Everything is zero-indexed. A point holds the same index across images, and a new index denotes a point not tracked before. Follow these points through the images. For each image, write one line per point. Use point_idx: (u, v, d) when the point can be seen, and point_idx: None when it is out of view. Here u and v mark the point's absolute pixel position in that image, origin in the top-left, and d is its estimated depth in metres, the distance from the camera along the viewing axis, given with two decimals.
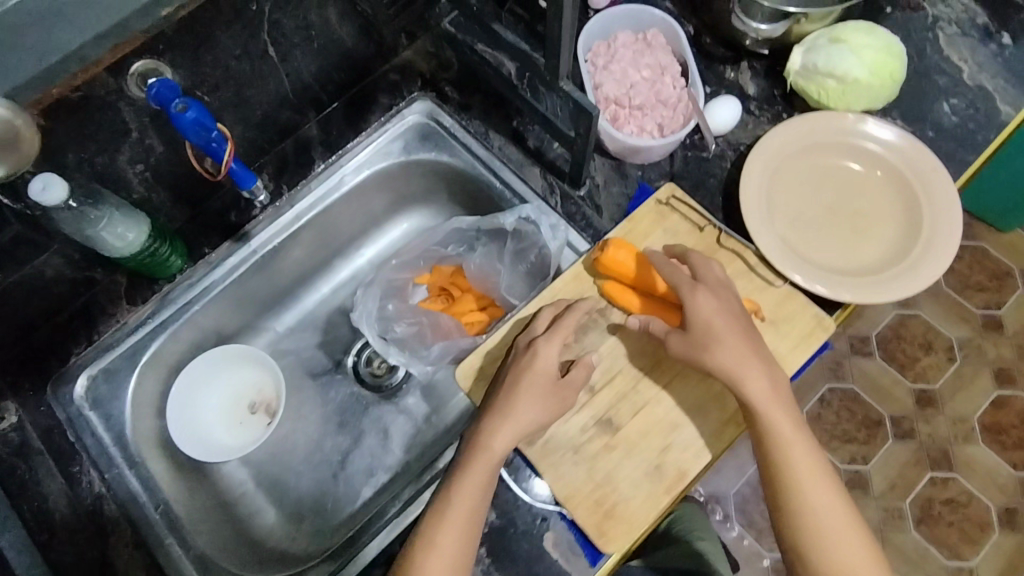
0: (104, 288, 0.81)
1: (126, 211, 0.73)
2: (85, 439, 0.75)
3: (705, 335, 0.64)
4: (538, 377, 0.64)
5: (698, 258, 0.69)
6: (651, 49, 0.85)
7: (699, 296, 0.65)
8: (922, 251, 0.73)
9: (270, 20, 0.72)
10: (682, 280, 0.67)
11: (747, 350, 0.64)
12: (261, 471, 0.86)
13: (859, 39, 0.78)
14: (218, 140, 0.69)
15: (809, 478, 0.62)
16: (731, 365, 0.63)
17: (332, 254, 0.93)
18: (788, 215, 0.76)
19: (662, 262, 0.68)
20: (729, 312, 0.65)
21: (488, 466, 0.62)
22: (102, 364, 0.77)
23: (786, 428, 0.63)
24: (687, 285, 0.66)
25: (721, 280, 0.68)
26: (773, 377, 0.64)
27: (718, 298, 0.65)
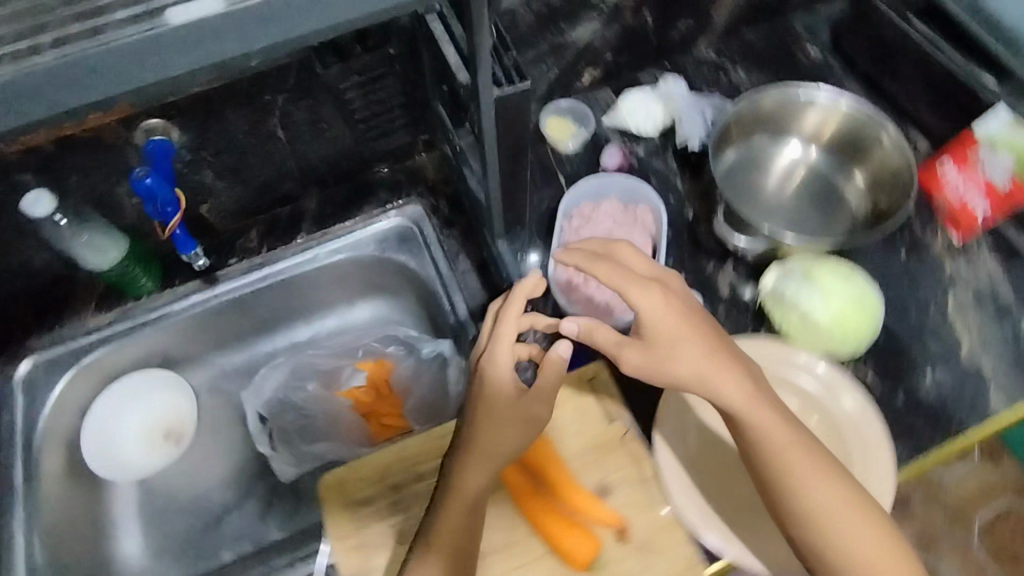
0: (83, 287, 0.87)
1: (111, 232, 0.81)
2: (4, 416, 0.83)
3: (659, 340, 0.58)
4: (496, 400, 0.64)
5: (618, 248, 0.64)
6: (631, 226, 0.85)
7: (644, 296, 0.59)
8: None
9: (280, 109, 0.79)
10: (615, 277, 0.60)
11: (712, 351, 0.58)
12: (149, 496, 0.89)
13: (832, 283, 0.75)
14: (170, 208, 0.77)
15: (812, 484, 0.57)
16: (689, 370, 0.57)
17: (294, 317, 0.96)
18: (702, 443, 0.72)
19: (590, 259, 0.61)
20: (682, 313, 0.59)
21: (465, 502, 0.63)
22: (49, 355, 0.86)
23: (781, 435, 0.58)
24: (622, 282, 0.59)
25: (652, 269, 0.63)
26: (743, 375, 0.59)
27: (666, 297, 0.59)
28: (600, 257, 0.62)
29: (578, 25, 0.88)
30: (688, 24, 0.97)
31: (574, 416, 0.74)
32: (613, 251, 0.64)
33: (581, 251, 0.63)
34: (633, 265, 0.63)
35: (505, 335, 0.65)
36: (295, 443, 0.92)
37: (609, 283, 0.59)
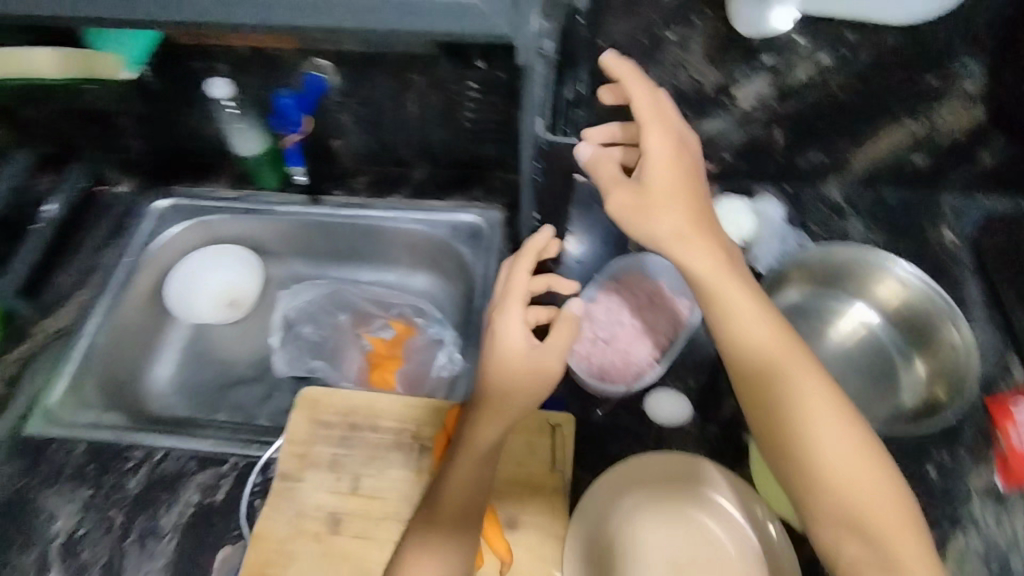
0: (228, 164, 1.08)
1: (260, 128, 0.99)
2: (130, 230, 1.03)
3: (659, 193, 0.62)
4: (511, 359, 0.62)
5: (658, 91, 0.67)
6: (659, 311, 0.88)
7: (656, 139, 0.63)
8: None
9: (419, 89, 0.92)
10: (655, 110, 0.65)
11: (695, 215, 0.62)
12: (193, 342, 1.07)
13: None
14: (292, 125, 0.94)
15: (777, 346, 0.59)
16: (675, 227, 0.61)
17: (365, 259, 1.11)
18: (623, 546, 0.71)
19: (644, 92, 0.65)
20: (683, 168, 0.63)
21: (477, 462, 0.65)
22: (181, 203, 1.06)
23: (755, 331, 0.60)
24: (646, 118, 0.64)
25: (678, 120, 0.66)
26: (696, 210, 0.62)
27: (682, 155, 0.64)
28: (642, 80, 0.66)
29: (703, 118, 0.93)
30: (820, 158, 0.99)
31: (522, 447, 0.78)
32: (664, 102, 0.66)
33: (633, 71, 0.67)
34: (658, 121, 0.64)
35: (517, 295, 0.64)
36: (301, 354, 1.05)
37: (638, 116, 0.64)
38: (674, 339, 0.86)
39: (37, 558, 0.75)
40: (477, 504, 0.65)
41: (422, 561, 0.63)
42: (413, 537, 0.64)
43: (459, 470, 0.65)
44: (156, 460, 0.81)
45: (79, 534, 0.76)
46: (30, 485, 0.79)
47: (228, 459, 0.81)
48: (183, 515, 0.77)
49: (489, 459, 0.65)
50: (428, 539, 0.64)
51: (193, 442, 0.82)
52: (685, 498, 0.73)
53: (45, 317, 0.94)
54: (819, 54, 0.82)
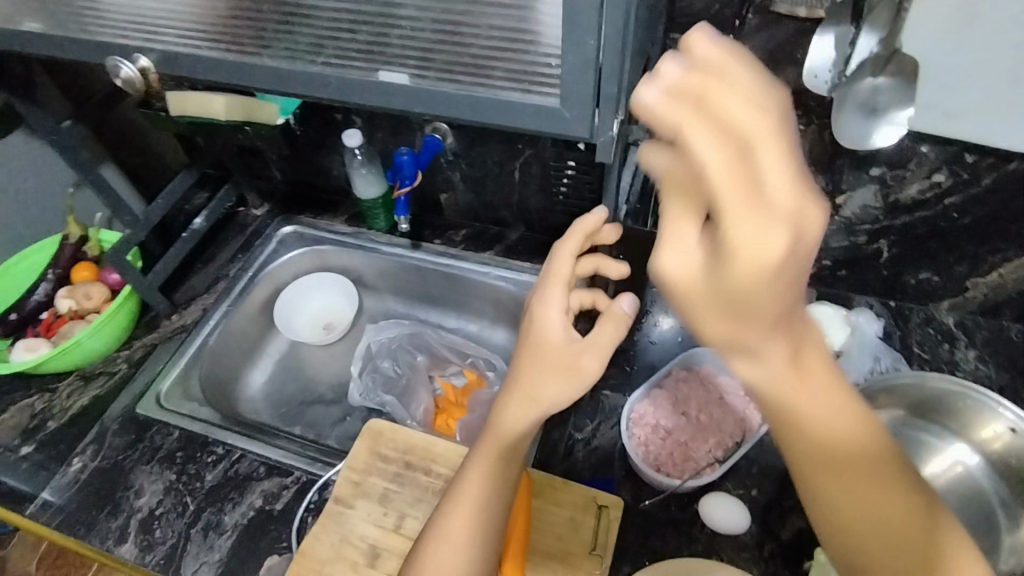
0: (348, 203, 1.20)
1: (377, 177, 1.09)
2: (256, 248, 1.16)
3: (732, 308, 0.34)
4: (546, 346, 0.60)
5: (734, 105, 0.32)
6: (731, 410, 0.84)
7: (736, 154, 0.31)
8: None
9: (524, 159, 0.99)
10: (707, 119, 0.31)
11: (780, 319, 0.35)
12: (287, 357, 1.17)
13: None
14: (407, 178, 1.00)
15: (825, 420, 0.41)
16: (768, 299, 0.33)
17: (451, 307, 1.18)
18: None
19: (686, 106, 0.32)
20: (792, 194, 0.30)
21: (497, 448, 0.61)
22: (301, 230, 1.18)
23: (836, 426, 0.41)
24: (701, 143, 0.31)
25: (779, 154, 0.31)
26: (786, 309, 0.35)
27: (788, 185, 0.30)
28: (715, 117, 0.32)
29: None
30: (930, 277, 0.93)
31: (562, 522, 0.77)
32: (718, 75, 0.33)
33: (687, 105, 0.32)
34: (720, 180, 0.30)
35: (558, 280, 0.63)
36: (375, 387, 1.10)
37: (712, 191, 0.30)
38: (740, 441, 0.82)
39: (120, 526, 0.84)
40: (503, 493, 0.62)
41: (441, 550, 0.60)
42: (435, 528, 0.62)
43: (487, 451, 0.61)
44: (233, 459, 0.89)
45: (157, 513, 0.85)
46: (129, 459, 0.90)
47: (295, 472, 0.87)
48: (244, 516, 0.84)
49: (518, 444, 0.61)
50: (449, 526, 0.61)
51: (267, 449, 0.90)
52: None
53: (172, 313, 1.07)
54: (934, 173, 0.79)
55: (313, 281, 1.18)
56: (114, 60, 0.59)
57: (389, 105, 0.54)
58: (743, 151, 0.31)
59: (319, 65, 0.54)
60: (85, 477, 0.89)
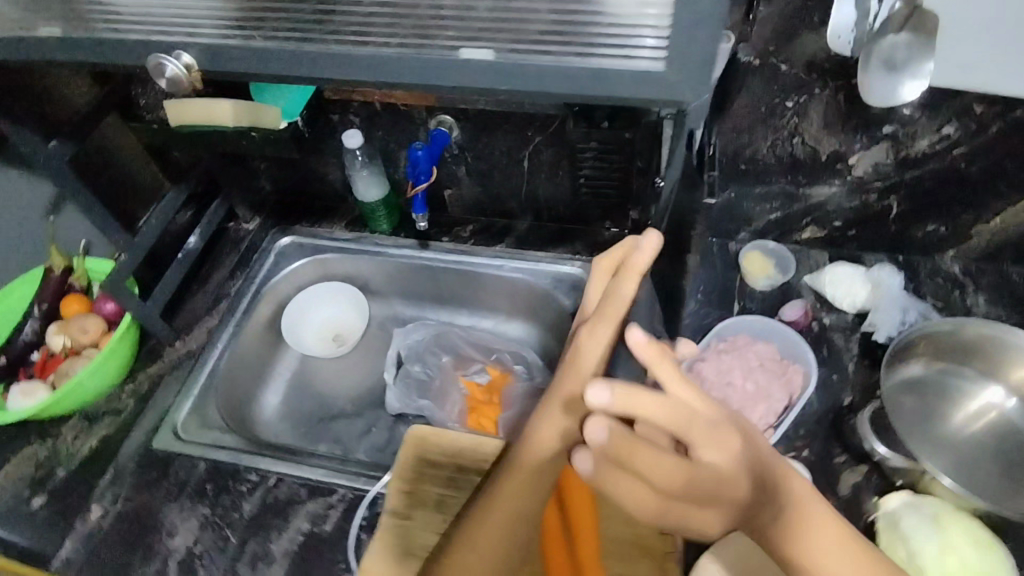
0: (345, 208, 1.16)
1: (377, 177, 1.05)
2: (254, 263, 1.10)
3: (699, 510, 0.52)
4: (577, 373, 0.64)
5: (636, 397, 0.49)
6: (775, 375, 0.85)
7: (643, 469, 0.50)
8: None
9: (535, 146, 0.97)
10: (631, 450, 0.50)
11: (722, 501, 0.52)
12: (299, 374, 1.12)
13: (957, 540, 0.67)
14: (422, 174, 0.98)
15: (802, 541, 0.54)
16: (710, 529, 0.54)
17: (464, 304, 1.14)
18: None
19: (614, 467, 0.51)
20: (704, 445, 0.51)
21: (529, 468, 0.62)
22: (300, 240, 1.13)
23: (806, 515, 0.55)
24: (631, 463, 0.50)
25: (661, 405, 0.50)
26: (726, 494, 0.52)
27: (708, 456, 0.51)
28: (619, 434, 0.50)
29: (815, 184, 0.94)
30: (938, 229, 0.96)
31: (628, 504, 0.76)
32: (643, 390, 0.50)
33: (609, 411, 0.50)
34: (648, 462, 0.50)
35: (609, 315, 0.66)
36: (409, 392, 1.07)
37: (625, 472, 0.50)
38: (789, 403, 0.83)
39: (158, 570, 0.78)
40: (531, 508, 0.62)
41: (469, 554, 0.61)
42: (465, 528, 0.63)
43: (523, 463, 0.62)
44: (269, 485, 0.84)
45: (197, 551, 0.79)
46: (154, 498, 0.84)
47: (338, 490, 0.83)
48: (293, 542, 0.79)
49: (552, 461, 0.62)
50: (482, 528, 0.62)
51: (304, 470, 0.85)
52: None
53: (175, 340, 1.01)
54: (944, 127, 0.82)
55: (318, 292, 1.12)
56: (157, 59, 0.54)
57: (453, 86, 0.51)
58: (638, 443, 0.50)
59: (367, 50, 0.51)
60: (109, 524, 0.82)
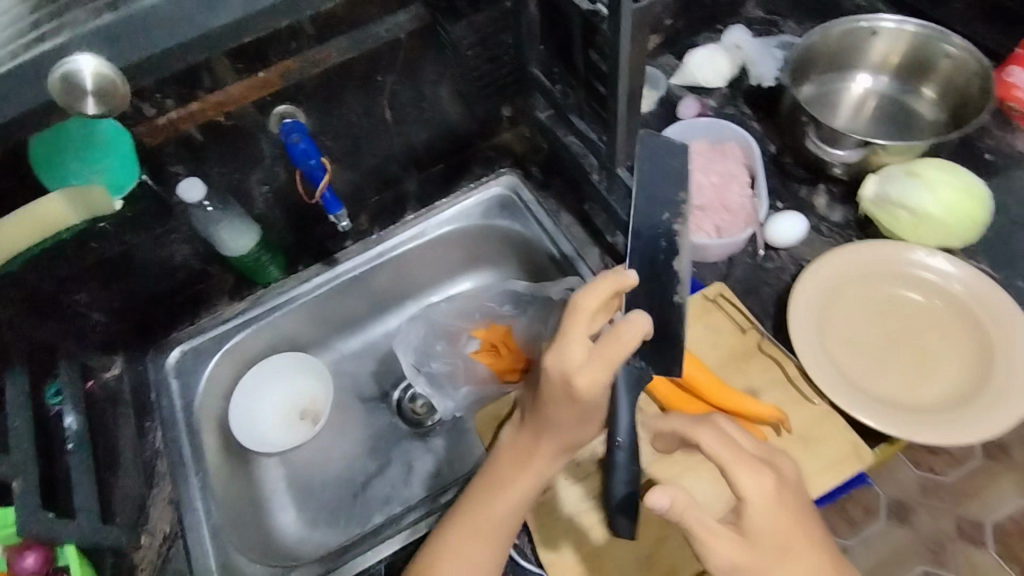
0: (214, 282, 0.95)
1: (241, 221, 0.88)
2: (163, 401, 0.89)
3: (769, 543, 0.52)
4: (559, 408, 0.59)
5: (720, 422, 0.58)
6: (725, 158, 0.89)
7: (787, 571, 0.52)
8: (998, 391, 0.68)
9: (390, 89, 0.85)
10: (774, 550, 0.52)
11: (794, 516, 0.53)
12: (294, 474, 0.95)
13: (936, 177, 0.78)
14: (317, 168, 0.79)
15: None
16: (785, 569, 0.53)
17: (407, 295, 1.03)
18: (850, 347, 0.75)
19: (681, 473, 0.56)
20: (796, 548, 0.53)
21: (489, 525, 0.63)
22: (193, 343, 0.93)
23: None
24: (775, 560, 0.52)
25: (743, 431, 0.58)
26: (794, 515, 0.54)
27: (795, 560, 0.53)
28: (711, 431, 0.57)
29: None
30: None
31: (707, 333, 0.78)
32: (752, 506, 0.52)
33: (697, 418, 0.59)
34: (723, 451, 0.54)
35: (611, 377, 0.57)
36: (443, 385, 0.95)
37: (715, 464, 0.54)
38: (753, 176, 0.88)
39: None
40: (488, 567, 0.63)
41: (482, 521, 0.63)
42: (474, 498, 0.65)
43: (529, 457, 0.64)
44: None
45: None
46: None
47: None
48: None
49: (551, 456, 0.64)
50: (501, 498, 0.63)
51: None
52: (854, 291, 0.77)
53: (140, 539, 0.81)
54: None
55: (241, 398, 0.95)
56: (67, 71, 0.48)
57: None
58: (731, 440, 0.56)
59: None
60: None
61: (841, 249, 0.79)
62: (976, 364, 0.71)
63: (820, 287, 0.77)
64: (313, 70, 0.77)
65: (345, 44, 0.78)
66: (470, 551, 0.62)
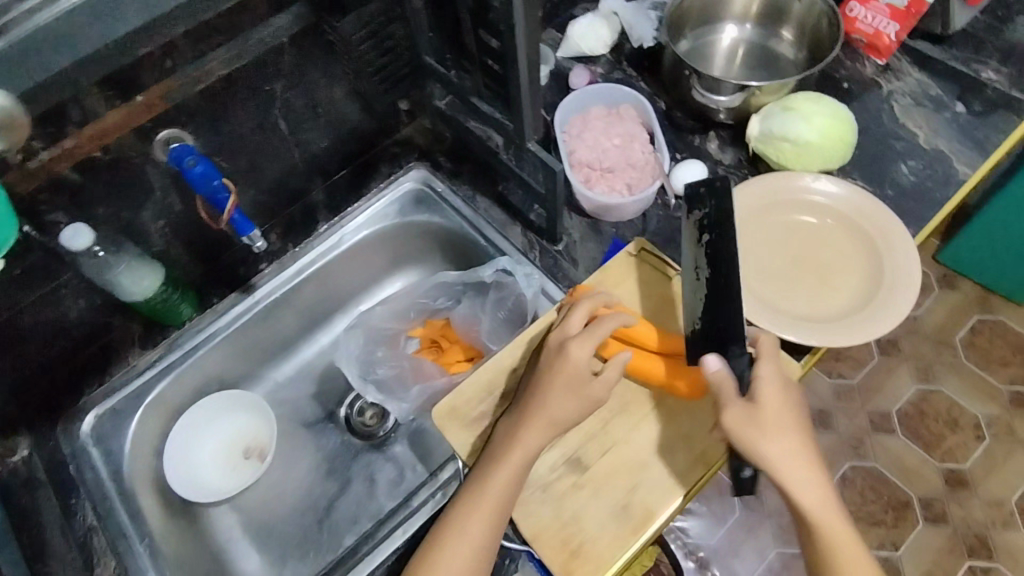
0: (120, 332, 0.88)
1: (142, 261, 0.82)
2: (85, 473, 0.81)
3: (771, 419, 0.63)
4: (569, 379, 0.69)
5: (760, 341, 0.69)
6: (622, 120, 0.93)
7: (778, 440, 0.63)
8: (885, 296, 0.77)
9: (281, 97, 0.82)
10: (773, 421, 0.63)
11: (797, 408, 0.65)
12: (249, 516, 0.90)
13: (808, 108, 0.85)
14: (221, 190, 0.75)
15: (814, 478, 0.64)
16: (785, 451, 0.63)
17: (335, 307, 1.01)
18: (766, 275, 0.81)
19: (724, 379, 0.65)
20: (789, 430, 0.64)
21: (495, 501, 0.66)
22: (108, 404, 0.85)
23: (834, 523, 0.63)
24: (770, 429, 0.63)
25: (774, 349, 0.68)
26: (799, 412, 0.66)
27: (787, 440, 0.63)
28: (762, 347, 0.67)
29: None
30: None
31: (637, 286, 0.81)
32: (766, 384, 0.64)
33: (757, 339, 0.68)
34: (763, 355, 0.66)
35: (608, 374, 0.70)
36: (396, 387, 0.92)
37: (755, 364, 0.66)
38: (651, 132, 0.92)
39: None
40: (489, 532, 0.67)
41: (483, 505, 0.66)
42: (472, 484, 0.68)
43: (520, 443, 0.67)
44: None
45: None
46: None
47: None
48: None
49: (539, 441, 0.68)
50: (494, 484, 0.66)
51: None
52: (761, 224, 0.84)
53: None
54: None
55: (174, 450, 0.88)
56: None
57: None
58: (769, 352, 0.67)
59: None
60: None
61: (745, 187, 0.85)
62: (868, 274, 0.79)
63: (732, 221, 0.83)
64: (194, 87, 0.73)
65: (227, 55, 0.74)
66: (475, 530, 0.67)
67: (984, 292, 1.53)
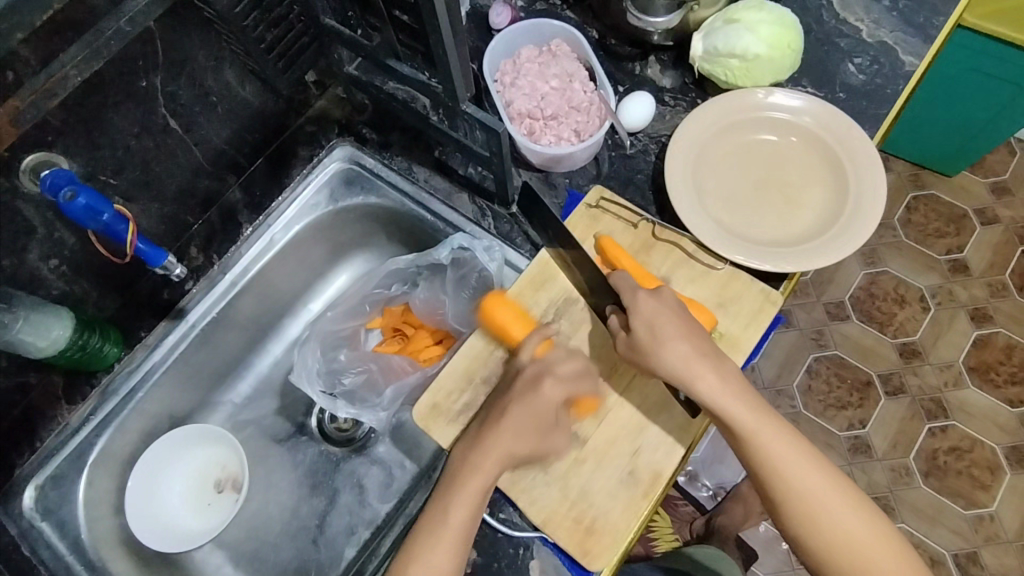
0: (41, 391, 0.77)
1: (44, 309, 0.71)
2: (41, 552, 0.73)
3: (650, 337, 0.64)
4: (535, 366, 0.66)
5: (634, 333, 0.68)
6: (557, 58, 0.84)
7: (675, 349, 0.64)
8: (846, 222, 0.74)
9: (163, 92, 0.70)
10: (661, 334, 0.64)
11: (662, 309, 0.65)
12: (237, 550, 0.84)
13: (752, 17, 0.79)
14: (116, 222, 0.68)
15: (706, 380, 0.64)
16: (667, 358, 0.64)
17: (282, 312, 0.93)
18: (736, 206, 0.77)
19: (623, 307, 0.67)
20: (684, 336, 0.64)
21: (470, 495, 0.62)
22: (47, 472, 0.76)
23: (742, 414, 0.63)
24: (658, 343, 0.64)
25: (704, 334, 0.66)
26: (676, 322, 0.65)
27: (679, 344, 0.64)
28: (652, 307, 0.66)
29: None
30: None
31: (619, 231, 0.76)
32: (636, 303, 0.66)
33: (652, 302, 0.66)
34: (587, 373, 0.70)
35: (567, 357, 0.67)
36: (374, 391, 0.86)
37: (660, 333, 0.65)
38: (591, 69, 0.84)
39: None
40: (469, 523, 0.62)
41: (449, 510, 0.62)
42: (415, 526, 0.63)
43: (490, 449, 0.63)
44: None
45: None
46: None
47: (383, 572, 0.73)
48: None
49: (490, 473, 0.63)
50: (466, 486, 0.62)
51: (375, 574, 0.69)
52: (720, 151, 0.79)
53: None
54: None
55: (138, 502, 0.80)
56: None
57: None
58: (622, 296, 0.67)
59: None
60: None
61: (707, 109, 0.79)
62: (830, 199, 0.77)
63: (691, 145, 0.78)
64: (52, 101, 0.61)
65: (81, 56, 0.61)
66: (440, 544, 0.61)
67: (916, 169, 1.56)
